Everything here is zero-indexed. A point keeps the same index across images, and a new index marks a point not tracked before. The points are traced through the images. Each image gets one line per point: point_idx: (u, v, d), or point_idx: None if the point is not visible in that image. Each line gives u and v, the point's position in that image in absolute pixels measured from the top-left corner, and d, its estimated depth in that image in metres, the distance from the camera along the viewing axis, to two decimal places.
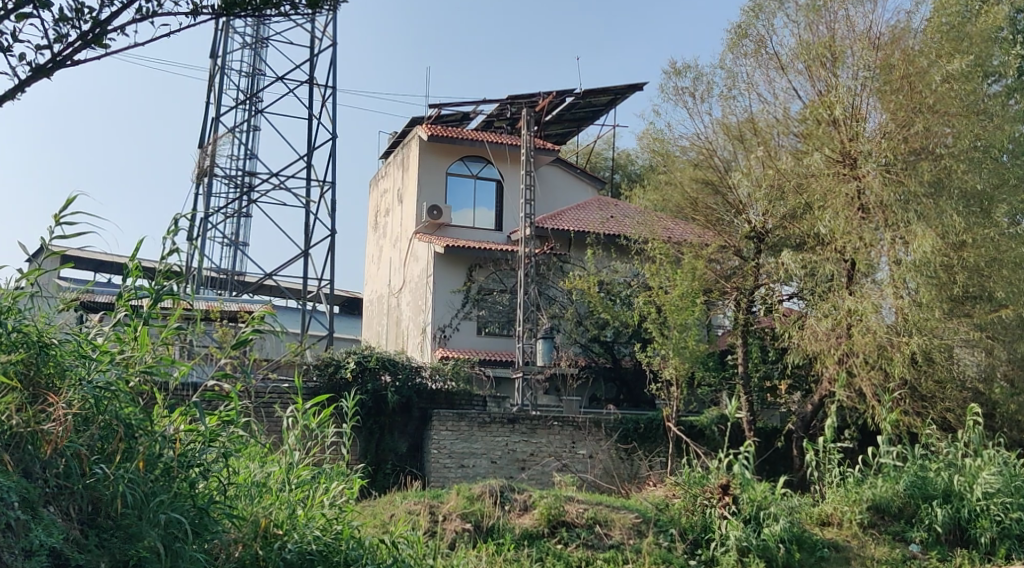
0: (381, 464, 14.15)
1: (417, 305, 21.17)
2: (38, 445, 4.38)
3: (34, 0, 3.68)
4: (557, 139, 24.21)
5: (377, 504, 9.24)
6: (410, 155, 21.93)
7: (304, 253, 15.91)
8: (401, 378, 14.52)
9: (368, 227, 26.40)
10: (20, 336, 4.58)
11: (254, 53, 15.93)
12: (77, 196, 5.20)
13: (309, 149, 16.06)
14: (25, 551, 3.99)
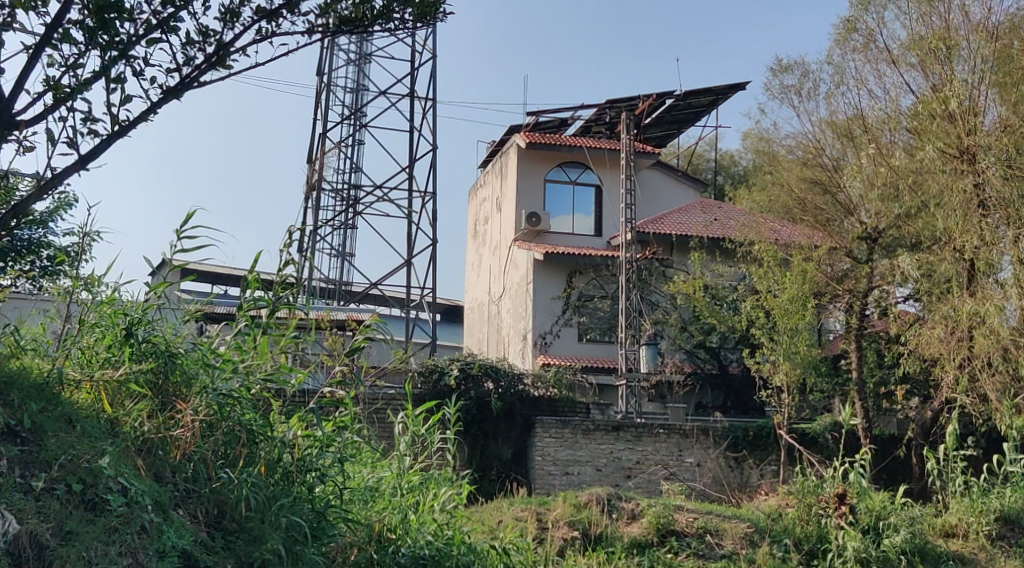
0: (487, 471, 14.09)
1: (518, 312, 21.25)
2: (167, 450, 4.62)
3: (162, 24, 3.81)
4: (656, 142, 24.03)
5: (485, 509, 9.31)
6: (509, 163, 22.06)
7: (408, 262, 16.15)
8: (505, 384, 14.65)
9: (468, 236, 26.69)
10: (149, 347, 4.92)
11: (358, 69, 16.27)
12: (197, 210, 5.34)
13: (412, 161, 16.29)
14: (159, 552, 4.11)
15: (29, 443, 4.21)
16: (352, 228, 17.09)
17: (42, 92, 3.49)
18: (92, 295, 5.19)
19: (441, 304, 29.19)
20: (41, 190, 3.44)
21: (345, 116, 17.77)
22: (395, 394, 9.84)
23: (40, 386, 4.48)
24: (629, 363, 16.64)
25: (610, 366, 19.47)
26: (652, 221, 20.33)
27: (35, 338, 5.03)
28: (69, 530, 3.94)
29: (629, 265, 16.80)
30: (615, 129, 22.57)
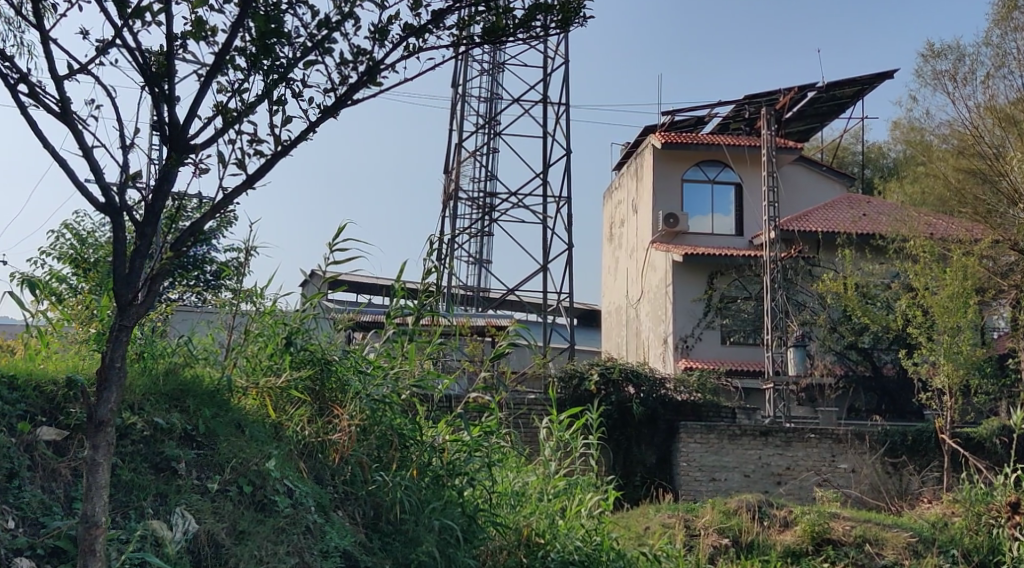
0: (631, 476, 14.06)
1: (657, 314, 21.04)
2: (327, 454, 4.86)
3: (319, 45, 3.94)
4: (799, 137, 23.42)
5: (631, 515, 9.23)
6: (643, 164, 21.87)
7: (545, 267, 16.19)
8: (646, 389, 14.36)
9: (604, 239, 26.63)
10: (307, 355, 5.16)
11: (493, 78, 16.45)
12: (348, 223, 5.58)
13: (547, 166, 16.31)
14: (323, 552, 4.25)
15: (204, 446, 4.49)
16: (488, 235, 17.28)
17: (212, 116, 3.65)
18: (256, 307, 5.50)
19: (578, 308, 29.22)
20: (213, 210, 3.59)
21: (479, 125, 18.00)
22: (542, 400, 9.91)
23: (211, 392, 4.77)
24: (775, 366, 16.14)
25: (756, 370, 19.09)
26: (796, 219, 19.89)
27: (206, 348, 5.33)
28: (242, 530, 4.12)
29: (772, 264, 16.56)
30: (755, 125, 21.99)
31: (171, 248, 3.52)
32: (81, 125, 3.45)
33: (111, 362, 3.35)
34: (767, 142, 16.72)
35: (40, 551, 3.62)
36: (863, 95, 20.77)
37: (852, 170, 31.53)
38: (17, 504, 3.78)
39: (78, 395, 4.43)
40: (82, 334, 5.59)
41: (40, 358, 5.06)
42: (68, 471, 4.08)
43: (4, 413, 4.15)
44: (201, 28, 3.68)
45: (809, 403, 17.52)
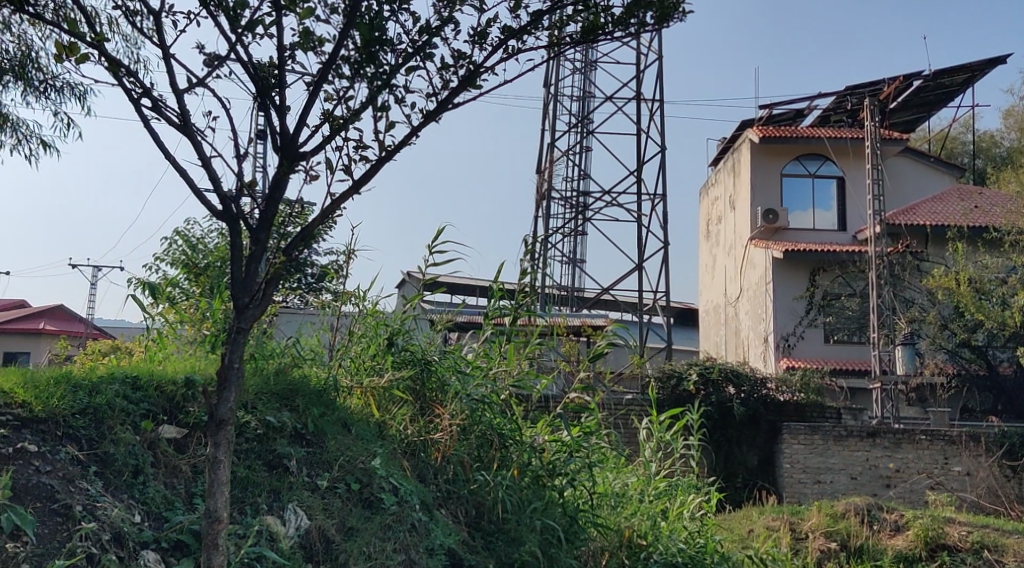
0: (733, 478, 13.82)
1: (757, 313, 20.60)
2: (429, 452, 4.91)
3: (419, 50, 3.92)
4: (904, 128, 22.58)
5: (735, 517, 9.06)
6: (741, 159, 21.43)
7: (641, 265, 16.01)
8: (747, 389, 14.03)
9: (700, 236, 26.23)
10: (407, 356, 5.26)
11: (585, 77, 16.36)
12: (447, 225, 5.65)
13: (641, 163, 16.09)
14: (428, 549, 4.31)
15: (314, 444, 4.62)
16: (582, 234, 17.18)
17: (320, 124, 3.73)
18: (358, 308, 5.63)
19: (674, 307, 28.84)
20: (321, 216, 3.67)
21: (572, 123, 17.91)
22: (642, 400, 9.83)
23: (319, 392, 4.90)
24: (883, 365, 15.62)
25: (862, 370, 18.50)
26: (903, 213, 19.21)
27: (312, 348, 5.46)
28: (351, 526, 4.21)
29: (879, 260, 16.05)
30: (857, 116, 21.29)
31: (283, 253, 3.63)
32: (200, 136, 3.60)
33: (230, 363, 3.48)
34: (871, 133, 16.15)
35: (165, 545, 3.80)
36: (973, 82, 19.87)
37: (962, 161, 30.24)
38: (142, 499, 3.97)
39: (195, 395, 4.62)
40: (192, 335, 5.85)
41: (157, 360, 5.34)
42: (188, 468, 4.25)
43: (130, 411, 4.33)
44: (309, 38, 3.77)
45: (920, 403, 16.97)
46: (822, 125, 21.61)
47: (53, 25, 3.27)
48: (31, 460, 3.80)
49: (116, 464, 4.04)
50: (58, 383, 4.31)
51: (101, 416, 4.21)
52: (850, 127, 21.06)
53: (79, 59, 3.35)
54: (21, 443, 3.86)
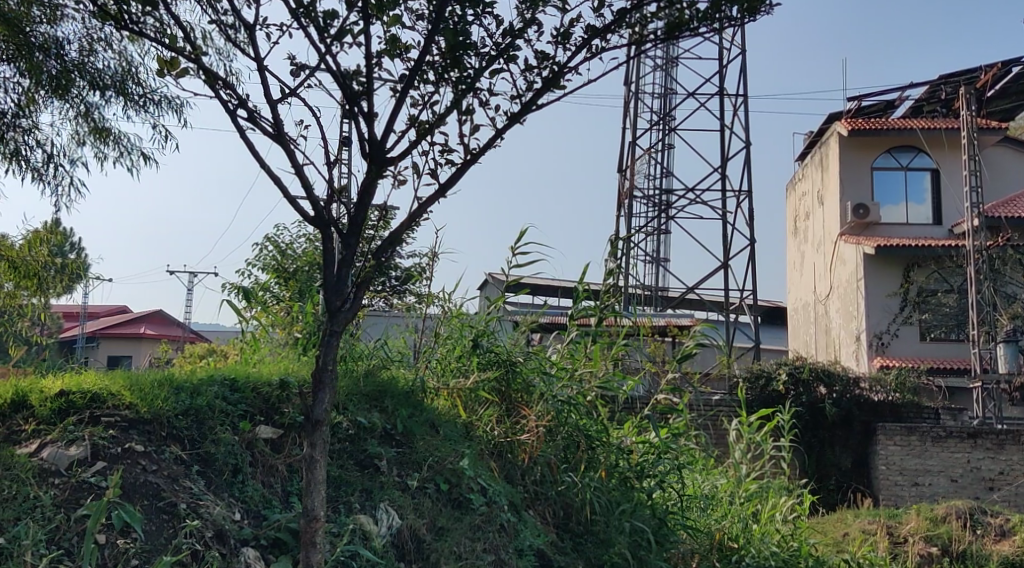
0: (825, 480, 13.47)
1: (848, 311, 20.05)
2: (516, 454, 4.91)
3: (503, 53, 3.89)
4: (1002, 116, 21.62)
5: (828, 520, 8.83)
6: (829, 153, 20.87)
7: (726, 264, 15.71)
8: (839, 389, 13.74)
9: (787, 233, 25.68)
10: (492, 357, 5.28)
11: (666, 74, 16.13)
12: (531, 226, 5.67)
13: (725, 159, 15.78)
14: (518, 550, 4.32)
15: (403, 444, 4.67)
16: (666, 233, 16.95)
17: (406, 129, 3.76)
18: (443, 309, 5.68)
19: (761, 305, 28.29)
20: (408, 221, 3.70)
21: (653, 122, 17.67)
22: (730, 400, 9.66)
23: (406, 393, 4.98)
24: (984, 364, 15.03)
25: (960, 369, 17.79)
26: (1002, 205, 18.43)
27: (399, 350, 5.54)
28: (442, 526, 4.25)
29: (978, 255, 15.39)
30: (952, 105, 20.47)
31: (373, 257, 3.69)
32: (293, 145, 3.69)
33: (324, 365, 3.56)
34: (968, 123, 15.51)
35: (264, 542, 3.92)
36: None
37: None
38: (242, 497, 4.10)
39: (290, 396, 4.76)
40: (283, 338, 6.05)
41: (252, 363, 5.52)
42: (285, 466, 4.38)
43: (228, 412, 4.48)
44: (395, 45, 3.82)
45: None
46: (914, 116, 20.88)
47: (155, 41, 3.41)
48: (139, 459, 3.95)
49: (216, 463, 4.18)
50: (162, 385, 4.49)
51: (202, 417, 4.36)
52: (944, 117, 20.28)
53: (179, 73, 3.48)
54: (130, 442, 4.03)
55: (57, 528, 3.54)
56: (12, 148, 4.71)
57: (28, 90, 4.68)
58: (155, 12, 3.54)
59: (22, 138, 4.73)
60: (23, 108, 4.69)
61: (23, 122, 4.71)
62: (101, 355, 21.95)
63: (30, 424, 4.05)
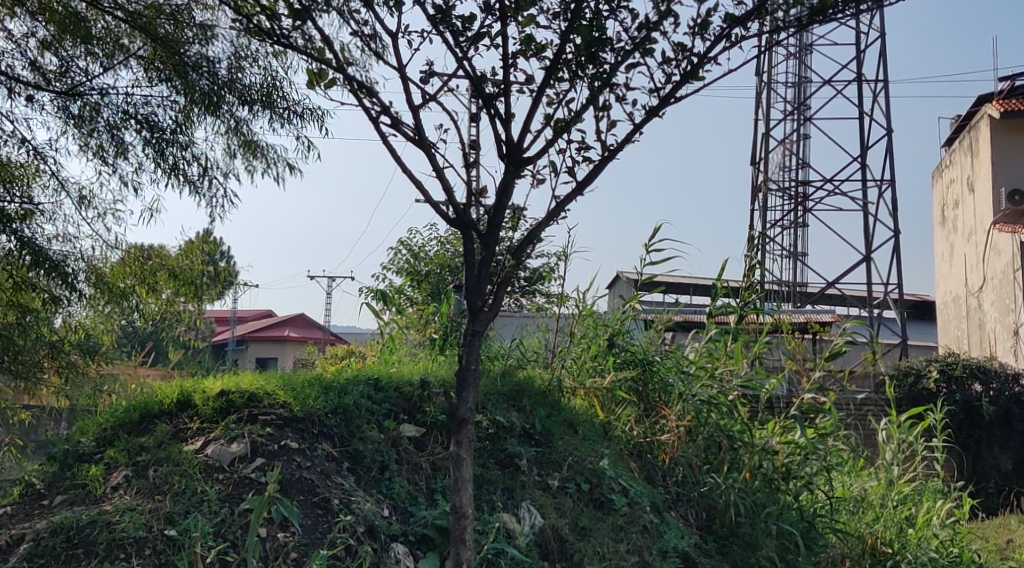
0: (984, 483, 12.68)
1: (1004, 305, 18.83)
2: (656, 454, 4.90)
3: (639, 46, 3.83)
4: None
5: (991, 527, 8.32)
6: (980, 137, 19.68)
7: (867, 257, 15.00)
8: (997, 387, 12.92)
9: (935, 223, 24.38)
10: (629, 356, 5.23)
11: (800, 62, 15.56)
12: (664, 224, 5.72)
13: (864, 148, 15.07)
14: (661, 551, 4.25)
15: (542, 444, 4.67)
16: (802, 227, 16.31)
17: (543, 128, 3.72)
18: (577, 308, 5.64)
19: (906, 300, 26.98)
20: (547, 219, 3.66)
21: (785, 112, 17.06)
22: (876, 399, 9.22)
23: (543, 393, 4.99)
24: None
25: None
26: None
27: (534, 349, 5.56)
28: (584, 526, 4.21)
29: None
30: None
31: (513, 257, 3.67)
32: (434, 149, 3.74)
33: (468, 366, 3.56)
34: None
35: (412, 538, 4.00)
36: None
37: None
38: (390, 493, 4.21)
39: (431, 396, 4.87)
40: (419, 339, 6.14)
41: (392, 362, 5.68)
42: (428, 464, 4.47)
43: (374, 411, 4.62)
44: (530, 45, 3.82)
45: None
46: None
47: (305, 55, 3.53)
48: (294, 456, 4.12)
49: (365, 460, 4.32)
50: (312, 385, 4.67)
51: (350, 416, 4.53)
52: None
53: (327, 84, 3.59)
54: (284, 439, 4.20)
55: (223, 521, 3.72)
56: (172, 164, 4.95)
57: (185, 108, 4.92)
58: (304, 28, 3.67)
59: (180, 154, 4.97)
60: (181, 125, 4.93)
61: (182, 138, 4.95)
62: (251, 356, 23.20)
63: (195, 422, 4.30)
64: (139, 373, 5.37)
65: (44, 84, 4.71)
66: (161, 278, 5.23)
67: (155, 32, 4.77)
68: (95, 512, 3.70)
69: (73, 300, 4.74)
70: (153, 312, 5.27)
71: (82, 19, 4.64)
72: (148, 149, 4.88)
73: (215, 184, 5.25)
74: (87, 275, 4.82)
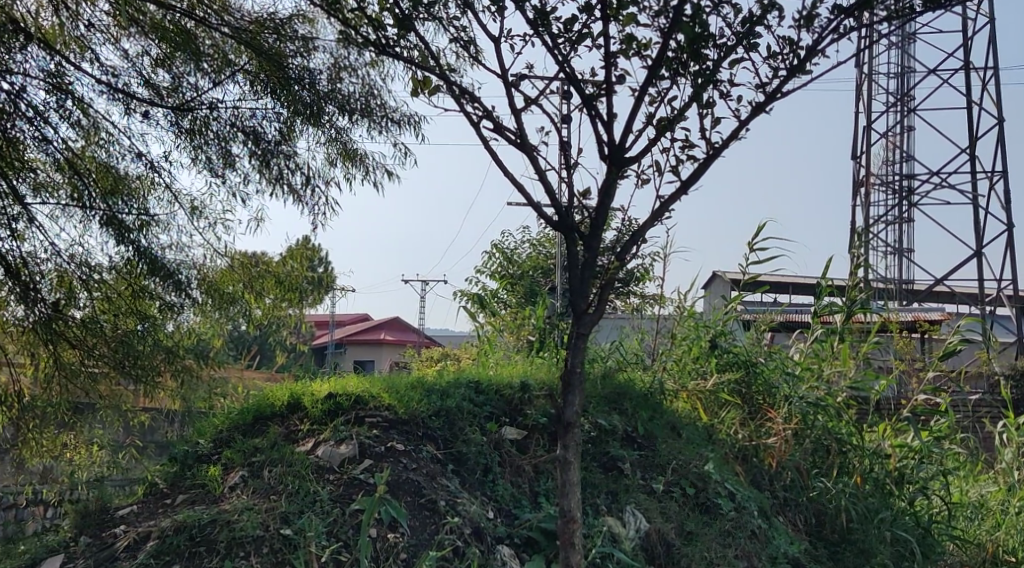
0: None
1: None
2: (762, 458, 4.74)
3: (743, 41, 3.75)
4: None
5: None
6: None
7: (980, 253, 14.31)
8: None
9: None
10: (732, 358, 5.17)
11: (902, 52, 15.00)
12: (767, 222, 5.68)
13: (974, 139, 14.40)
14: (771, 557, 4.16)
15: (645, 447, 4.63)
16: (906, 222, 15.68)
17: (645, 127, 3.65)
18: (677, 309, 5.58)
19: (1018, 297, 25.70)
20: (652, 218, 3.54)
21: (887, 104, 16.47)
22: (993, 400, 8.81)
23: (645, 395, 4.95)
24: None
25: None
26: None
27: (635, 352, 5.52)
28: (690, 530, 4.13)
29: None
30: None
31: (616, 259, 3.56)
32: (535, 152, 3.72)
33: (572, 368, 3.46)
34: None
35: (517, 541, 4.00)
36: None
37: None
38: (494, 496, 4.23)
39: (532, 398, 4.88)
40: (515, 342, 6.16)
41: (489, 365, 5.72)
42: (531, 467, 4.47)
43: (476, 414, 4.67)
44: (632, 44, 3.76)
45: None
46: None
47: (410, 63, 3.59)
48: (400, 457, 4.18)
49: (469, 463, 4.35)
50: (415, 388, 4.75)
51: (453, 418, 4.58)
52: None
53: (431, 91, 3.63)
54: (390, 441, 4.28)
55: (334, 521, 3.79)
56: (277, 174, 5.12)
57: (288, 119, 5.07)
58: (408, 37, 3.73)
59: (284, 164, 5.12)
60: (285, 137, 5.09)
61: (286, 149, 5.11)
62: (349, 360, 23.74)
63: (306, 424, 4.45)
64: (247, 377, 5.53)
65: (158, 100, 4.91)
66: (266, 284, 5.35)
67: (259, 47, 4.94)
68: (215, 511, 3.84)
69: (185, 306, 4.92)
70: (259, 317, 5.37)
71: (190, 36, 4.83)
72: (254, 160, 5.05)
73: (317, 193, 5.39)
74: (199, 282, 4.98)
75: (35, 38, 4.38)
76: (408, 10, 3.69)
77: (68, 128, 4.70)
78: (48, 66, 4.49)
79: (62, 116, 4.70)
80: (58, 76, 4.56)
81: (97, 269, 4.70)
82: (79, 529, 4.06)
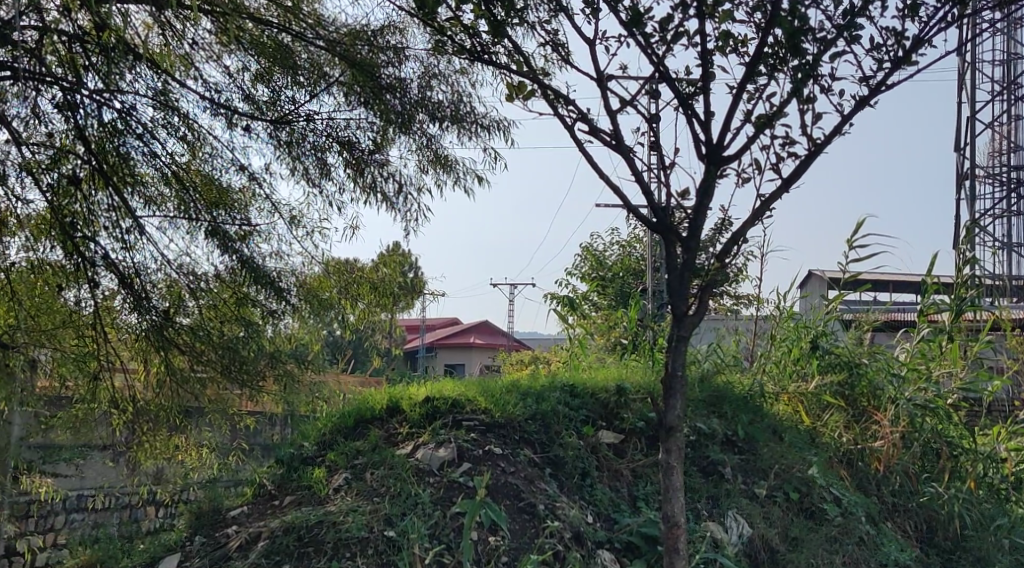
0: None
1: None
2: (869, 462, 4.65)
3: (845, 33, 3.64)
4: None
5: None
6: None
7: None
8: None
9: None
10: (835, 359, 5.03)
11: (1009, 37, 14.33)
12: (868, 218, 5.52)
13: None
14: (882, 564, 4.02)
15: (745, 451, 4.55)
16: (1015, 215, 14.97)
17: (744, 125, 3.57)
18: (774, 310, 5.46)
19: None
20: (753, 218, 3.46)
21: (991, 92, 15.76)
22: None
23: (743, 398, 4.86)
24: None
25: None
26: None
27: (733, 355, 5.44)
28: (795, 536, 4.03)
29: None
30: None
31: (716, 260, 3.47)
32: (631, 154, 3.68)
33: (673, 372, 3.40)
34: None
35: (618, 545, 3.96)
36: None
37: None
38: (592, 500, 4.21)
39: (629, 402, 4.84)
40: (606, 344, 6.13)
41: (581, 368, 5.70)
42: (629, 472, 4.46)
43: (571, 417, 4.66)
44: (729, 40, 3.69)
45: None
46: None
47: (506, 69, 3.60)
48: (498, 461, 4.20)
49: (566, 467, 4.34)
50: (510, 392, 4.78)
51: (549, 422, 4.58)
52: None
53: (526, 96, 3.64)
54: (488, 445, 4.31)
55: (437, 523, 3.83)
56: (370, 182, 5.22)
57: (382, 128, 5.16)
58: (502, 43, 3.74)
59: (378, 172, 5.22)
60: (378, 145, 5.18)
61: (379, 157, 5.20)
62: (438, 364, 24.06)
63: (405, 427, 4.54)
64: (343, 383, 5.65)
65: (258, 114, 5.07)
66: (360, 289, 5.37)
67: (354, 58, 5.04)
68: (322, 512, 3.94)
69: (285, 313, 4.97)
70: (354, 323, 5.37)
71: (288, 51, 4.98)
72: (349, 169, 5.15)
73: (409, 200, 5.48)
74: (297, 288, 5.03)
75: (143, 58, 4.56)
76: (501, 16, 3.71)
77: (174, 143, 4.89)
78: (155, 85, 4.69)
79: (169, 132, 4.89)
80: (164, 93, 4.74)
81: (204, 277, 4.85)
82: (194, 529, 4.24)
